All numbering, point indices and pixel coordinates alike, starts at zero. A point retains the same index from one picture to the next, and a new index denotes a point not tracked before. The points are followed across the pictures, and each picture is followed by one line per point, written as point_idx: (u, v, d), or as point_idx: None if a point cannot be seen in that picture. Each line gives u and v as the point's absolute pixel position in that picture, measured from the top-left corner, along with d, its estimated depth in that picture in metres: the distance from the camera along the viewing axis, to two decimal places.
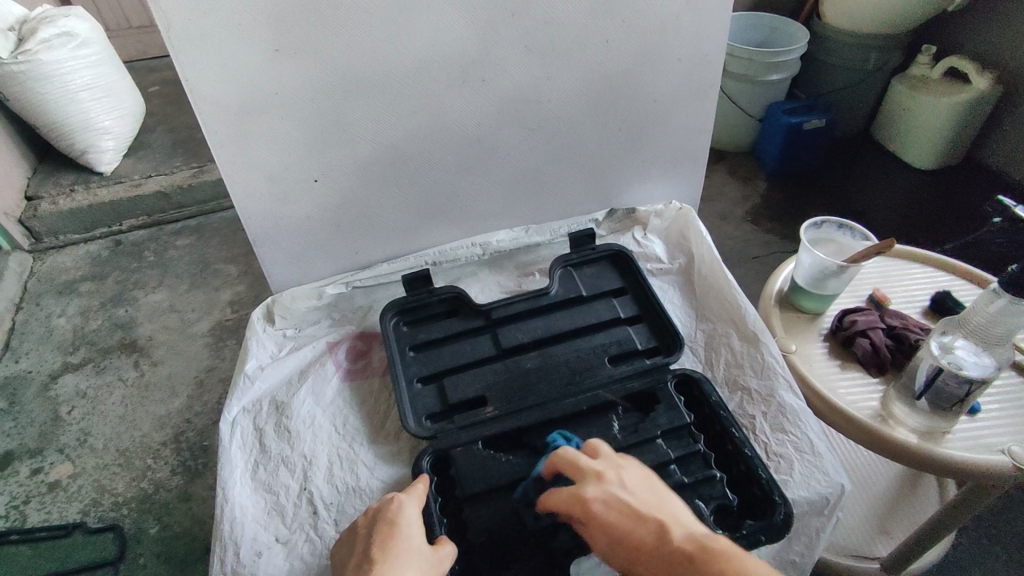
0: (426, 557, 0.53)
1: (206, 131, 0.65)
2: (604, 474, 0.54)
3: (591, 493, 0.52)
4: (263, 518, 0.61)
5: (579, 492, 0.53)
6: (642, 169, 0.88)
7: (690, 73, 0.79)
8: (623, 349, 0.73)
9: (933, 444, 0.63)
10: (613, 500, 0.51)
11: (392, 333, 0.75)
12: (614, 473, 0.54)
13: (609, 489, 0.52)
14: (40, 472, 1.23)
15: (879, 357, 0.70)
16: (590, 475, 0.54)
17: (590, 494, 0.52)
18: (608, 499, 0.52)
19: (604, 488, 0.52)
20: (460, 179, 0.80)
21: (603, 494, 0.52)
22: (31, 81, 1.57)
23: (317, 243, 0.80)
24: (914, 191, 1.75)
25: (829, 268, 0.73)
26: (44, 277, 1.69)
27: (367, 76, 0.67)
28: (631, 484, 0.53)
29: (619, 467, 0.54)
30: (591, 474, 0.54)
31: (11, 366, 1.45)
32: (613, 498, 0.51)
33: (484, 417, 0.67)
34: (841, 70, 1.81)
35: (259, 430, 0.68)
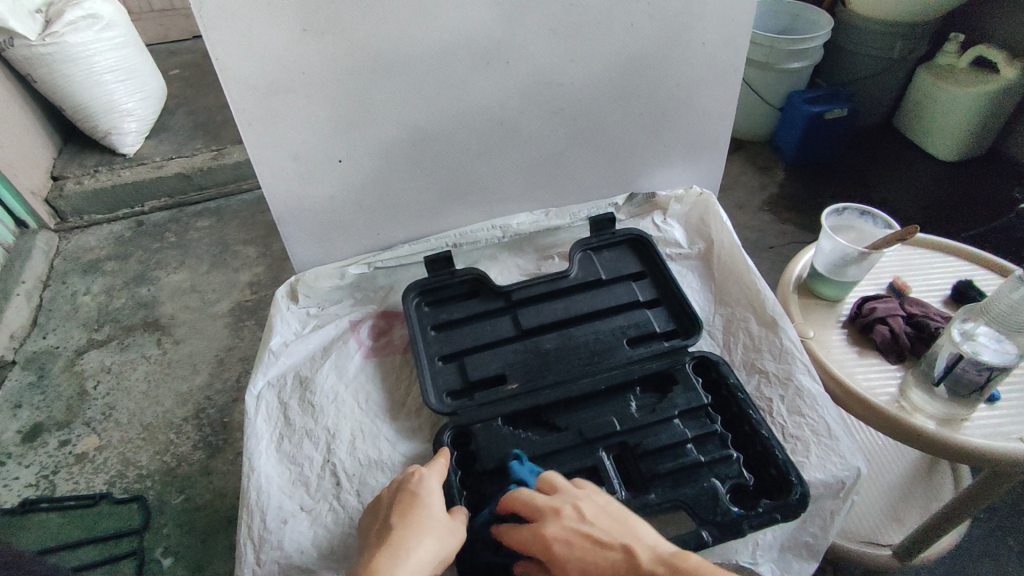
0: (444, 526, 0.56)
1: (236, 110, 0.66)
2: (562, 510, 0.55)
3: (553, 533, 0.53)
4: (289, 487, 0.63)
5: (542, 533, 0.53)
6: (663, 153, 0.88)
7: (715, 57, 0.79)
8: (642, 331, 0.74)
9: (951, 430, 0.63)
10: (578, 535, 0.53)
11: (414, 313, 0.76)
12: (571, 507, 0.55)
13: (571, 526, 0.54)
14: (67, 444, 1.27)
15: (898, 344, 0.70)
16: (550, 512, 0.55)
17: (554, 534, 0.53)
18: (569, 537, 0.53)
19: (565, 525, 0.54)
20: (481, 162, 0.81)
21: (564, 533, 0.53)
22: (57, 63, 1.60)
23: (340, 223, 0.81)
24: (937, 183, 1.72)
25: (850, 255, 0.73)
26: (69, 256, 1.73)
27: (394, 56, 0.68)
28: (590, 513, 0.55)
29: (575, 500, 0.56)
30: (550, 512, 0.55)
31: (39, 341, 1.49)
32: (575, 534, 0.53)
33: (504, 394, 0.69)
34: (865, 58, 1.78)
35: (284, 404, 0.70)
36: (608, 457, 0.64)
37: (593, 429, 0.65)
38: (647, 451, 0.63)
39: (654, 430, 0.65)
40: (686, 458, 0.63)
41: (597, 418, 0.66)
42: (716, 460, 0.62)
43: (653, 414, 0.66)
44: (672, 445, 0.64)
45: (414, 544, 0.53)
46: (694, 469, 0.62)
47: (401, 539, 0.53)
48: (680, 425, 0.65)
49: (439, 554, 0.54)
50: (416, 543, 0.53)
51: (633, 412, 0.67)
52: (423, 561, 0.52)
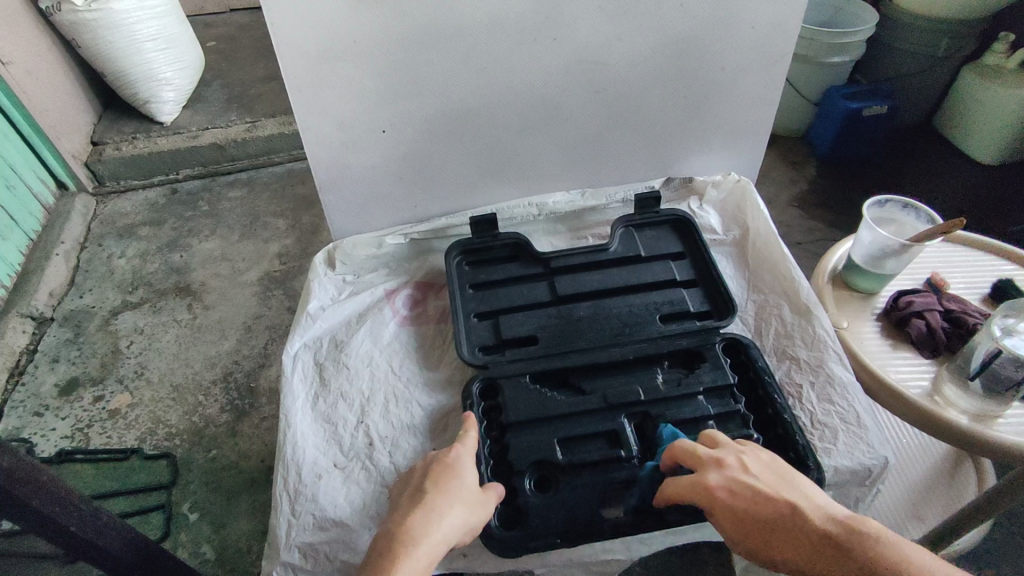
0: (476, 497, 0.57)
1: (286, 73, 0.68)
2: (726, 461, 0.55)
3: (717, 482, 0.54)
4: (323, 445, 0.65)
5: (706, 482, 0.54)
6: (704, 140, 0.87)
7: (764, 42, 0.78)
8: (675, 309, 0.75)
9: (985, 426, 0.62)
10: (741, 485, 0.53)
11: (455, 271, 0.80)
12: (734, 458, 0.56)
13: (735, 475, 0.54)
14: (101, 399, 1.31)
15: (934, 339, 0.69)
16: (711, 463, 0.55)
17: (717, 483, 0.54)
18: (733, 487, 0.53)
19: (729, 476, 0.54)
20: (520, 139, 0.82)
21: (728, 483, 0.54)
22: (101, 29, 1.63)
23: (380, 193, 0.83)
24: (976, 185, 1.69)
25: (891, 246, 0.72)
26: (105, 219, 1.77)
27: (444, 28, 0.69)
28: (752, 467, 0.55)
29: (738, 453, 0.56)
30: (713, 462, 0.55)
31: (77, 300, 1.54)
32: (739, 485, 0.53)
33: (534, 352, 0.71)
34: (909, 54, 1.74)
35: (320, 365, 0.72)
36: (629, 424, 0.66)
37: (618, 395, 0.66)
38: (667, 421, 0.65)
39: (676, 403, 0.66)
40: (705, 433, 0.64)
41: (624, 386, 0.68)
42: (736, 438, 0.63)
43: (678, 388, 0.67)
44: (694, 419, 0.65)
45: (444, 509, 0.55)
46: None
47: (431, 502, 0.55)
48: (704, 401, 0.66)
49: (467, 522, 0.55)
50: (445, 508, 0.55)
51: (659, 383, 0.68)
52: (453, 525, 0.54)
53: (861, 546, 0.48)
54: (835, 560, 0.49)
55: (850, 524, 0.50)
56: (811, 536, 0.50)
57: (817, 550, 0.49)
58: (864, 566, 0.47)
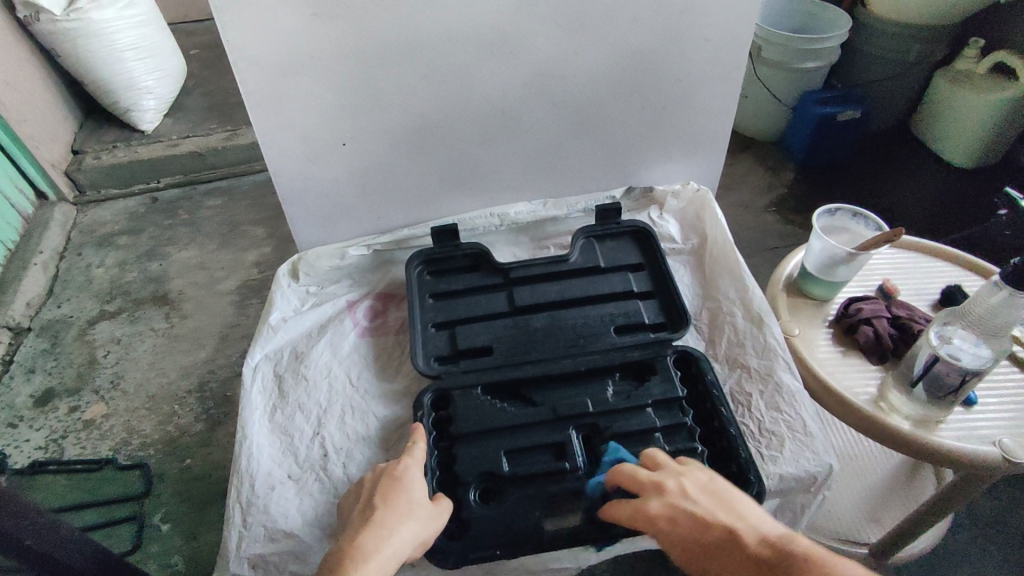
0: (426, 511, 0.58)
1: (245, 89, 0.69)
2: (665, 485, 0.55)
3: (656, 510, 0.54)
4: (278, 456, 0.66)
5: (646, 510, 0.54)
6: (663, 150, 0.89)
7: (718, 55, 0.79)
8: (630, 320, 0.76)
9: (925, 432, 0.63)
10: (679, 512, 0.54)
11: (416, 281, 0.80)
12: (674, 482, 0.56)
13: (674, 501, 0.54)
14: (77, 410, 1.31)
15: (881, 346, 0.70)
16: (652, 488, 0.56)
17: (656, 511, 0.54)
18: (673, 514, 0.54)
19: (668, 501, 0.54)
20: (481, 151, 0.83)
21: (667, 510, 0.54)
22: (80, 39, 1.64)
23: (343, 205, 0.84)
24: (947, 189, 1.71)
25: (838, 256, 0.73)
26: (84, 228, 1.77)
27: (399, 44, 0.70)
28: (692, 491, 0.55)
29: (679, 477, 0.56)
30: (652, 487, 0.56)
31: (54, 310, 1.54)
32: (678, 511, 0.54)
33: (489, 363, 0.72)
34: (882, 60, 1.76)
35: (279, 376, 0.73)
36: (577, 436, 0.67)
37: (569, 407, 0.68)
38: (615, 434, 0.66)
39: (628, 414, 0.67)
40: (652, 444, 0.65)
41: (576, 397, 0.69)
42: (682, 450, 0.64)
43: (630, 399, 0.68)
44: (641, 431, 0.66)
45: (394, 525, 0.55)
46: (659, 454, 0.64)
47: (382, 519, 0.55)
48: (651, 414, 0.67)
49: (419, 536, 0.56)
50: (396, 524, 0.55)
51: (610, 396, 0.69)
52: (404, 541, 0.54)
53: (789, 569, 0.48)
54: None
55: (782, 548, 0.50)
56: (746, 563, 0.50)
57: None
58: None
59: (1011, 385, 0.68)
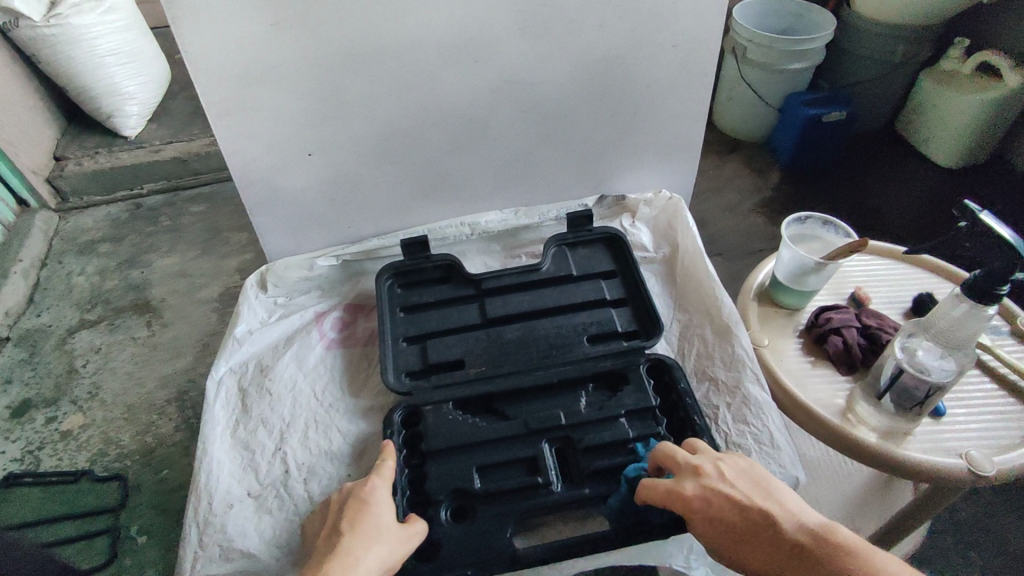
0: (395, 534, 0.56)
1: (207, 99, 0.68)
2: (702, 468, 0.56)
3: (692, 491, 0.54)
4: (238, 473, 0.65)
5: (681, 489, 0.55)
6: (636, 156, 0.88)
7: (687, 60, 0.78)
8: (603, 329, 0.74)
9: (893, 444, 0.62)
10: (716, 494, 0.54)
11: (386, 293, 0.78)
12: (711, 466, 0.56)
13: (710, 483, 0.54)
14: (54, 420, 1.30)
15: (849, 356, 0.69)
16: (689, 471, 0.56)
17: (692, 492, 0.54)
18: (708, 496, 0.54)
19: (704, 483, 0.54)
20: (450, 159, 0.82)
21: (703, 491, 0.54)
22: (60, 45, 1.62)
23: (312, 215, 0.83)
24: (933, 190, 1.70)
25: (807, 264, 0.72)
26: (67, 235, 1.76)
27: (362, 52, 0.69)
28: (730, 476, 0.55)
29: (716, 461, 0.56)
30: (689, 469, 0.56)
31: (34, 319, 1.52)
32: (714, 493, 0.53)
33: (459, 377, 0.70)
34: (868, 61, 1.76)
35: (243, 391, 0.71)
36: (550, 449, 0.65)
37: (538, 421, 0.66)
38: (586, 447, 0.64)
39: (597, 426, 0.66)
40: (625, 456, 0.64)
41: (545, 410, 0.67)
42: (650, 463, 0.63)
43: (600, 410, 0.67)
44: (613, 443, 0.65)
45: (363, 550, 0.53)
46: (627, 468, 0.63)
47: (349, 545, 0.53)
48: (624, 424, 0.66)
49: (388, 561, 0.54)
50: (364, 549, 0.53)
51: (581, 407, 0.68)
52: (371, 567, 0.52)
53: (829, 554, 0.48)
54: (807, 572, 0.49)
55: (822, 534, 0.50)
56: (784, 547, 0.50)
57: (786, 560, 0.50)
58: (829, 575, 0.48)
59: (980, 396, 0.67)
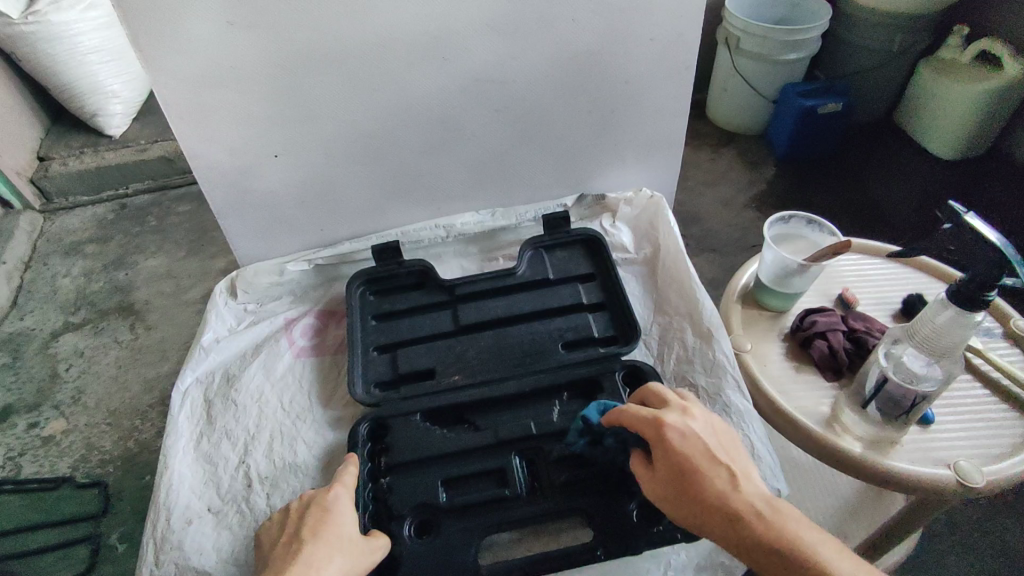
0: (357, 546, 0.53)
1: (162, 101, 0.65)
2: (688, 412, 0.53)
3: (672, 422, 0.51)
4: (199, 487, 0.63)
5: (663, 418, 0.51)
6: (617, 154, 0.85)
7: (665, 55, 0.75)
8: (580, 335, 0.72)
9: (879, 454, 0.60)
10: (693, 433, 0.50)
11: (358, 301, 0.76)
12: (697, 412, 0.53)
13: (693, 425, 0.51)
14: (36, 426, 1.28)
15: (835, 361, 0.67)
16: (676, 408, 0.53)
17: (672, 423, 0.51)
18: (686, 434, 0.50)
19: (687, 422, 0.51)
20: (423, 160, 0.79)
21: (683, 428, 0.51)
22: (40, 43, 1.59)
23: (282, 219, 0.80)
24: (932, 183, 1.67)
25: (790, 266, 0.70)
26: (52, 237, 1.74)
27: (322, 51, 0.66)
28: (711, 428, 0.52)
29: (702, 411, 0.53)
30: (678, 407, 0.53)
31: (17, 322, 1.50)
32: (692, 432, 0.50)
33: (429, 388, 0.68)
34: (865, 51, 1.72)
35: (208, 401, 0.69)
36: (521, 462, 0.63)
37: (509, 432, 0.64)
38: (557, 459, 0.62)
39: None
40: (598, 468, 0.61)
41: (517, 420, 0.65)
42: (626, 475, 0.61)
43: (574, 420, 0.64)
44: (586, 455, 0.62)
45: (324, 562, 0.50)
46: (600, 481, 0.61)
47: (310, 556, 0.50)
48: None
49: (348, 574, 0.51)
50: (325, 561, 0.50)
51: (554, 417, 0.65)
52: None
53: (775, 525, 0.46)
54: (746, 531, 0.46)
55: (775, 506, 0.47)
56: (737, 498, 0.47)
57: (731, 513, 0.47)
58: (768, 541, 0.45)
59: (970, 402, 0.65)
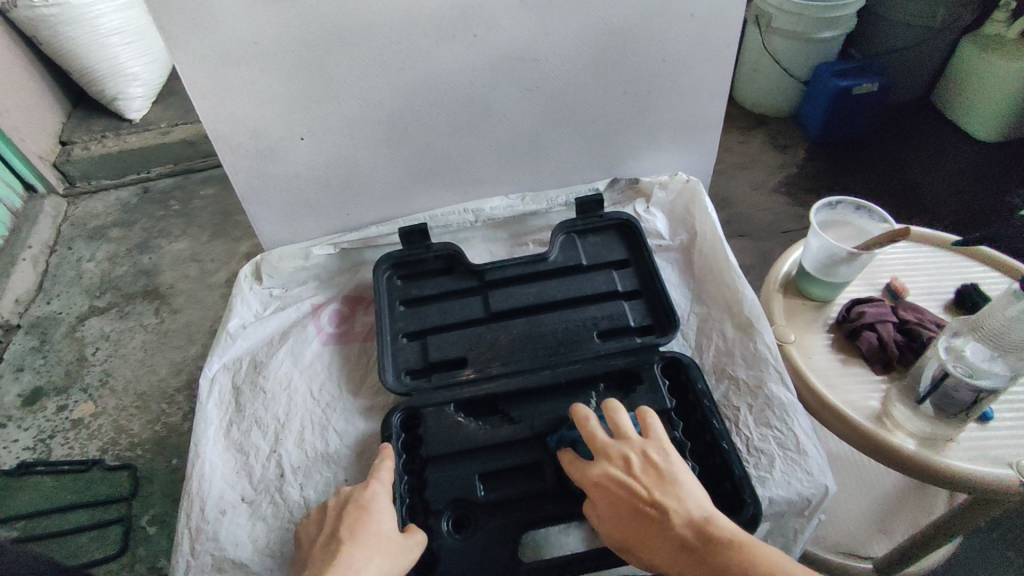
0: (395, 544, 0.52)
1: (187, 82, 0.64)
2: (610, 455, 0.53)
3: (594, 478, 0.52)
4: (232, 477, 0.62)
5: (585, 474, 0.53)
6: (651, 135, 0.82)
7: (706, 30, 0.72)
8: (614, 324, 0.69)
9: (932, 452, 0.57)
10: (616, 484, 0.51)
11: (385, 287, 0.74)
12: (620, 453, 0.53)
13: (613, 472, 0.52)
14: (65, 409, 1.30)
15: (885, 353, 0.64)
16: (597, 454, 0.54)
17: (595, 478, 0.52)
18: (610, 483, 0.52)
19: (607, 471, 0.52)
20: (452, 142, 0.76)
21: (605, 479, 0.52)
22: (61, 26, 1.58)
23: (307, 203, 0.79)
24: (972, 166, 1.60)
25: (837, 254, 0.67)
26: (76, 221, 1.75)
27: (348, 28, 0.64)
28: (636, 465, 0.52)
29: (629, 449, 0.53)
30: (598, 453, 0.53)
31: (43, 306, 1.52)
32: (614, 482, 0.52)
33: (461, 377, 0.66)
34: (904, 27, 1.65)
35: (236, 389, 0.68)
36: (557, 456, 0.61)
37: (544, 424, 0.62)
38: None
39: None
40: None
41: (552, 412, 0.63)
42: None
43: None
44: None
45: (363, 563, 0.49)
46: None
47: (349, 558, 0.49)
48: None
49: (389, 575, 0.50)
50: (364, 562, 0.49)
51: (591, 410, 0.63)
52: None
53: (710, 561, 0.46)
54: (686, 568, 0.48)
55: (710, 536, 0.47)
56: (669, 541, 0.49)
57: (670, 555, 0.48)
58: None
59: None
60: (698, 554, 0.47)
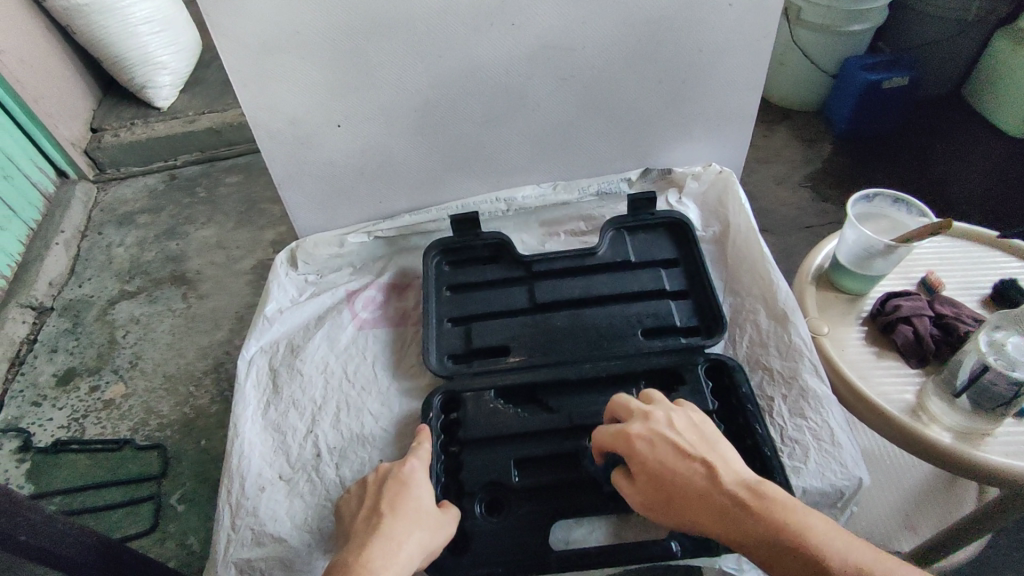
0: (434, 519, 0.53)
1: (229, 69, 0.65)
2: (653, 415, 0.54)
3: (638, 432, 0.53)
4: (270, 455, 0.64)
5: (626, 430, 0.54)
6: (685, 127, 0.81)
7: (743, 21, 0.71)
8: (659, 323, 0.70)
9: (969, 446, 0.57)
10: (660, 439, 0.52)
11: (433, 270, 0.75)
12: (663, 414, 0.55)
13: (657, 428, 0.53)
14: (96, 389, 1.33)
15: (921, 347, 0.64)
16: (638, 415, 0.55)
17: (638, 433, 0.53)
18: (654, 439, 0.52)
19: (651, 427, 0.53)
20: (485, 131, 0.77)
21: (649, 434, 0.53)
22: (95, 15, 1.61)
23: (341, 190, 0.80)
24: (1004, 163, 1.58)
25: (875, 247, 0.66)
26: (106, 207, 1.78)
27: (388, 15, 0.64)
28: (679, 426, 0.53)
29: (669, 412, 0.55)
30: (640, 414, 0.55)
31: (75, 290, 1.55)
32: (658, 437, 0.52)
33: (504, 365, 0.67)
34: (937, 20, 1.61)
35: (274, 370, 0.70)
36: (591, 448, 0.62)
37: (585, 416, 0.63)
38: None
39: None
40: None
41: (587, 402, 0.64)
42: None
43: None
44: None
45: (404, 536, 0.50)
46: None
47: (390, 530, 0.50)
48: None
49: (428, 547, 0.51)
50: (405, 535, 0.50)
51: None
52: (413, 555, 0.50)
53: (762, 510, 0.46)
54: (735, 522, 0.47)
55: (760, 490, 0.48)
56: (716, 494, 0.48)
57: (717, 511, 0.48)
58: (762, 530, 0.45)
59: None
60: (749, 505, 0.47)
